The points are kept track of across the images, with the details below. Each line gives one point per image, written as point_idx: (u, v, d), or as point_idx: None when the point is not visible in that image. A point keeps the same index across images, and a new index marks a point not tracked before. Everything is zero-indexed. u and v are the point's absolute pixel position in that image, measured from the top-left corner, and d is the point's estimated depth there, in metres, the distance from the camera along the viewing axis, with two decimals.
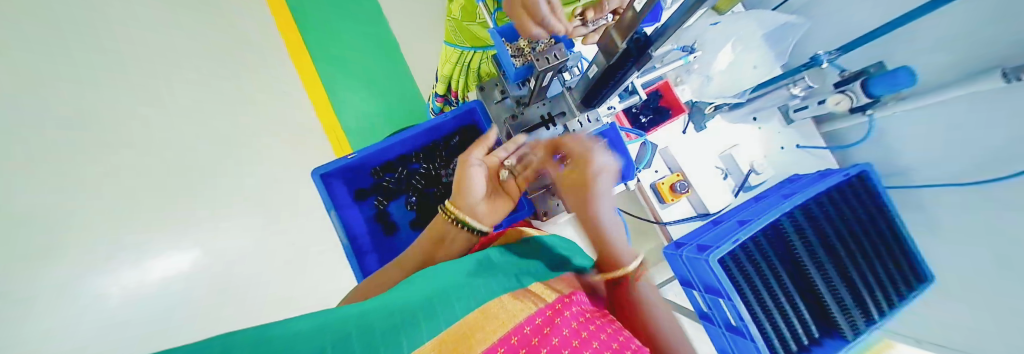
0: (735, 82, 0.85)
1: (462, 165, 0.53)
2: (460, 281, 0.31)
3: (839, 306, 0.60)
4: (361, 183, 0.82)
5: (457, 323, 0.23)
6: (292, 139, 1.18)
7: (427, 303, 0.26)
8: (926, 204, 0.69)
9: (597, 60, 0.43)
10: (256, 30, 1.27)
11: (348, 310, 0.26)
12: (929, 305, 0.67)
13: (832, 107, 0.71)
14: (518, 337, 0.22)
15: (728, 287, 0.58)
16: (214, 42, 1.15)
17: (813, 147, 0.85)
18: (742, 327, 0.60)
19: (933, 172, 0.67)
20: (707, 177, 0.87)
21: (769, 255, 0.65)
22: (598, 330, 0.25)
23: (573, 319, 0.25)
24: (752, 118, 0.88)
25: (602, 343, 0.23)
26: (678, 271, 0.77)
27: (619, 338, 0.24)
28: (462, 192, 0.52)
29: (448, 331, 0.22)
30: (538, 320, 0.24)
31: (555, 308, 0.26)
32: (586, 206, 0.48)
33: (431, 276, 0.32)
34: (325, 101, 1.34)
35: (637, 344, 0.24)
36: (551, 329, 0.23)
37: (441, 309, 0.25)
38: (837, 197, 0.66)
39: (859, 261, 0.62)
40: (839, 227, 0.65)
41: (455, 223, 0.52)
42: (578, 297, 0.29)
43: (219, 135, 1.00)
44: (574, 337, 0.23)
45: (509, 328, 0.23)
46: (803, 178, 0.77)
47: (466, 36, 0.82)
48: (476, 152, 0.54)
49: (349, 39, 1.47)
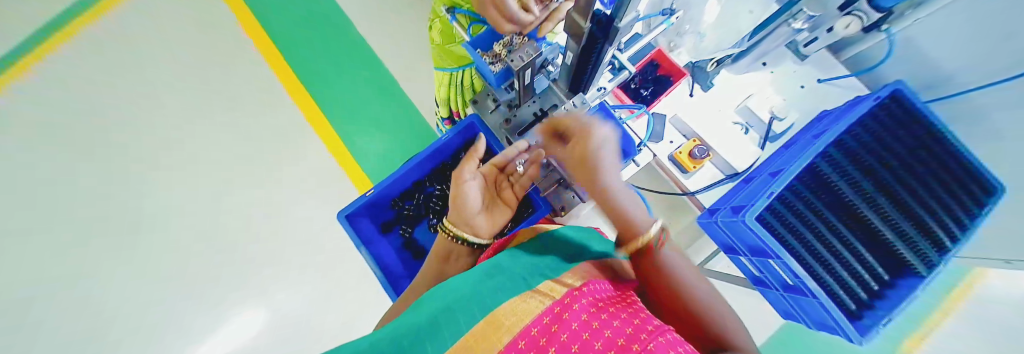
0: (732, 30, 0.79)
1: (456, 180, 0.55)
2: (469, 290, 0.31)
3: (903, 240, 0.55)
4: (385, 216, 0.86)
5: (464, 337, 0.23)
6: (319, 198, 1.35)
7: (434, 319, 0.26)
8: (982, 107, 0.61)
9: (570, 45, 0.43)
10: (272, 108, 1.45)
11: (361, 339, 0.26)
12: (1009, 218, 0.59)
13: (842, 31, 0.64)
14: (525, 341, 0.22)
15: (773, 245, 0.54)
16: (245, 134, 1.39)
17: (837, 78, 0.79)
18: (800, 285, 0.55)
19: (974, 75, 0.61)
20: (728, 135, 0.82)
21: (811, 201, 0.60)
22: (609, 317, 0.24)
23: (583, 310, 0.25)
24: (761, 64, 0.83)
25: (613, 331, 0.22)
26: (718, 238, 0.73)
27: (634, 322, 0.24)
28: (460, 209, 0.53)
29: (457, 346, 0.22)
30: (546, 318, 0.24)
31: (563, 303, 0.26)
32: (593, 179, 0.44)
33: (441, 292, 0.32)
34: (341, 149, 1.43)
35: (655, 325, 0.24)
36: (559, 326, 0.23)
37: (448, 322, 0.25)
38: (873, 125, 0.61)
39: (916, 186, 0.56)
40: (884, 155, 0.59)
41: (455, 239, 0.53)
42: (589, 287, 0.29)
43: (268, 216, 1.29)
44: (583, 330, 0.22)
45: (517, 332, 0.23)
46: (833, 112, 0.72)
47: (451, 57, 0.87)
48: (468, 166, 0.56)
49: (348, 84, 1.53)
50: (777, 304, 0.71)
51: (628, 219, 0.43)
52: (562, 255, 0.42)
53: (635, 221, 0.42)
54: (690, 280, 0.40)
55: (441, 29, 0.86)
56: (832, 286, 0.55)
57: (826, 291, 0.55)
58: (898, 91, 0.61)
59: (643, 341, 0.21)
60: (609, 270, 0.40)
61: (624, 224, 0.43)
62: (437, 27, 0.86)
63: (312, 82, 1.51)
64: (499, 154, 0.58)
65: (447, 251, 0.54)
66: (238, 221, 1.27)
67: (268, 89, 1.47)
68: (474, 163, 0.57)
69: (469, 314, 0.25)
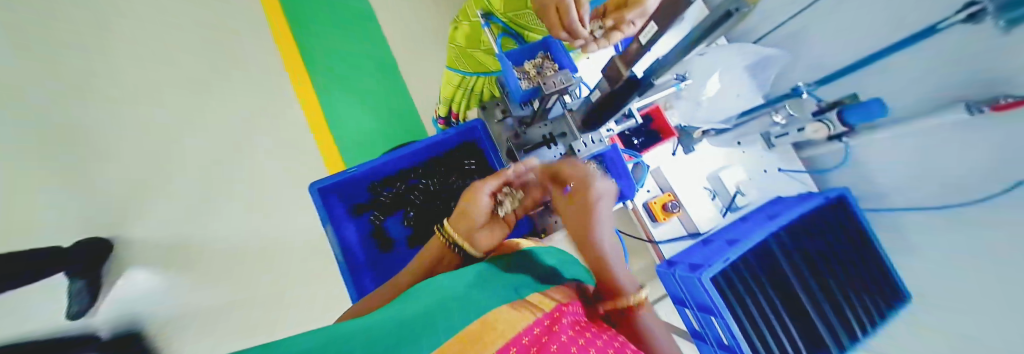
0: (721, 108, 0.89)
1: (471, 189, 0.57)
2: (458, 291, 0.40)
3: (824, 324, 0.66)
4: (360, 197, 0.79)
5: (458, 334, 0.31)
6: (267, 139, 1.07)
7: (426, 311, 0.35)
8: (817, 59, 0.84)
9: (601, 85, 0.51)
10: (240, 23, 1.20)
11: (358, 321, 0.34)
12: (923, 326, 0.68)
13: (812, 134, 0.74)
14: (519, 345, 0.31)
15: (719, 304, 0.62)
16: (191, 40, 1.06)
17: (793, 170, 0.89)
18: (733, 345, 0.63)
19: (907, 198, 0.73)
20: (696, 198, 0.87)
21: (757, 273, 0.69)
22: (593, 337, 0.34)
23: (569, 327, 0.35)
24: (737, 143, 0.90)
25: (597, 347, 0.32)
26: (671, 290, 0.79)
27: (613, 344, 0.33)
28: (465, 214, 0.57)
29: (449, 341, 0.30)
30: (537, 330, 0.34)
31: (551, 319, 0.36)
32: (585, 225, 0.52)
33: (435, 288, 0.41)
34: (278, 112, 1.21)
35: (628, 348, 0.33)
36: (548, 338, 0.32)
37: (438, 318, 0.33)
38: (817, 218, 0.73)
39: (838, 274, 0.69)
40: (822, 248, 0.71)
41: (456, 247, 0.58)
42: (572, 308, 0.39)
43: None
44: (574, 341, 0.32)
45: (512, 338, 0.31)
46: (787, 200, 0.82)
47: (469, 62, 0.80)
48: (489, 182, 0.57)
49: (337, 40, 1.39)
50: None
51: (611, 277, 0.47)
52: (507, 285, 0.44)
53: (617, 277, 0.46)
54: (660, 343, 0.42)
55: (467, 31, 0.78)
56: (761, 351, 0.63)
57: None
58: (844, 195, 0.74)
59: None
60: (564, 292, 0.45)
61: (605, 276, 0.47)
62: (463, 27, 0.78)
63: (302, 15, 1.38)
64: (510, 170, 0.59)
65: (474, 243, 0.58)
66: (171, 175, 0.86)
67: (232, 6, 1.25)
68: (496, 180, 0.58)
69: (462, 317, 0.34)
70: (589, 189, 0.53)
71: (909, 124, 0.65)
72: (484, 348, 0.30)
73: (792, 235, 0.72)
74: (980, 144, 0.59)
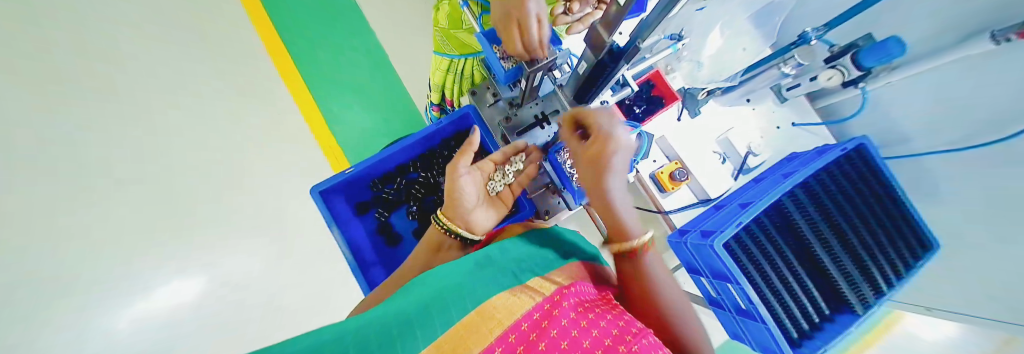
0: (725, 64, 0.85)
1: (453, 173, 0.59)
2: (458, 281, 0.40)
3: (849, 282, 0.63)
4: (362, 197, 0.80)
5: (455, 325, 0.31)
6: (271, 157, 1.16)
7: (423, 304, 0.35)
8: None
9: (586, 56, 0.47)
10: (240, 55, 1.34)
11: (357, 318, 0.34)
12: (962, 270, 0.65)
13: (825, 82, 0.69)
14: (515, 334, 0.30)
15: (734, 271, 0.59)
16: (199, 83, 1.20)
17: (809, 123, 0.83)
18: (751, 310, 0.61)
19: (932, 141, 0.68)
20: (706, 162, 0.83)
21: (771, 233, 0.67)
22: (597, 318, 0.33)
23: (570, 309, 0.34)
24: (746, 100, 0.85)
25: (599, 329, 0.31)
26: (684, 258, 0.78)
27: (619, 323, 0.32)
28: (454, 203, 0.59)
29: (446, 333, 0.30)
30: (536, 315, 0.33)
31: (553, 301, 0.35)
32: (599, 179, 0.47)
33: (435, 279, 0.41)
34: (272, 124, 1.29)
35: (637, 327, 0.32)
36: (548, 323, 0.31)
37: (437, 311, 0.33)
38: (835, 170, 0.69)
39: (860, 228, 0.65)
40: (841, 201, 0.68)
41: (451, 233, 0.58)
42: (575, 288, 0.38)
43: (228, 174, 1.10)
44: (574, 325, 0.31)
45: (508, 327, 0.31)
46: (800, 156, 0.77)
47: (454, 43, 0.79)
48: (463, 161, 0.59)
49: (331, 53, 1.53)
50: (726, 324, 0.76)
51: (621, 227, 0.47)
52: (510, 271, 0.44)
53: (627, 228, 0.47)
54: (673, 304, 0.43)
55: (448, 11, 0.74)
56: (779, 312, 0.62)
57: (773, 317, 0.62)
58: (863, 145, 0.69)
59: (624, 337, 0.30)
60: (569, 273, 0.44)
61: (616, 229, 0.48)
62: (443, 7, 0.74)
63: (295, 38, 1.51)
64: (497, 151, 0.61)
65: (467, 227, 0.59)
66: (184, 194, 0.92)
67: (224, 37, 1.35)
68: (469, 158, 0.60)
69: (460, 307, 0.34)
70: (607, 140, 0.46)
71: (930, 61, 0.60)
72: (480, 341, 0.29)
73: (809, 192, 0.68)
74: (1011, 71, 0.53)
